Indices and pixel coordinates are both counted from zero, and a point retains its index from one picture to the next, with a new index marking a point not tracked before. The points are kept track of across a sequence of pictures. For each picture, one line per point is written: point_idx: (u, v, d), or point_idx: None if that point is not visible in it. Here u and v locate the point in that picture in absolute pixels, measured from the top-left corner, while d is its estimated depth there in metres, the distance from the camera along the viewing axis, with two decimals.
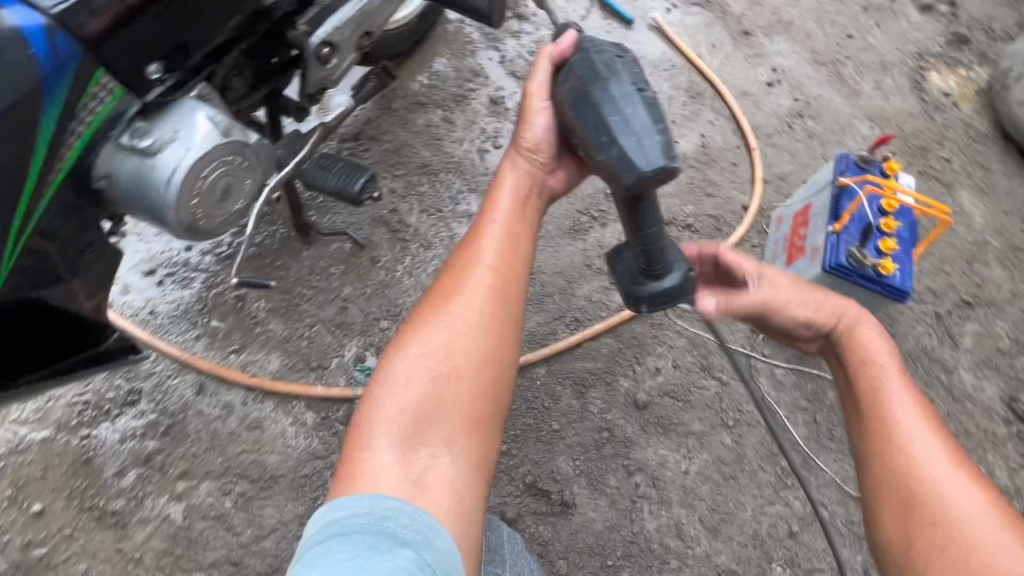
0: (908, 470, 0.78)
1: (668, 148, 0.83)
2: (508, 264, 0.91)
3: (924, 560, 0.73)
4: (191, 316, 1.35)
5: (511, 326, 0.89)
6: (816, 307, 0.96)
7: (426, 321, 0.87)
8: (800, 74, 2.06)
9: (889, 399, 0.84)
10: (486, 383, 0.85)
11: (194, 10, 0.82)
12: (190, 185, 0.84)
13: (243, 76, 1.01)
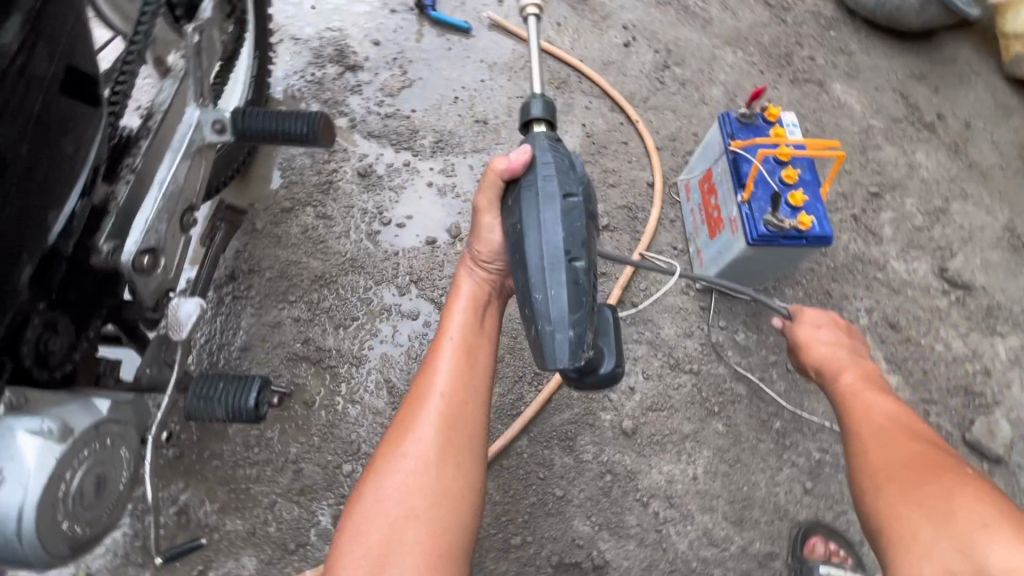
0: (869, 435, 0.93)
1: (576, 352, 0.81)
2: (458, 389, 0.89)
3: (892, 498, 0.82)
4: (136, 557, 1.19)
5: (471, 457, 0.86)
6: (829, 338, 1.18)
7: (387, 456, 0.85)
8: (651, 22, 2.01)
9: (851, 383, 1.07)
10: (451, 517, 0.82)
11: None
12: (55, 508, 0.70)
13: (62, 326, 0.82)
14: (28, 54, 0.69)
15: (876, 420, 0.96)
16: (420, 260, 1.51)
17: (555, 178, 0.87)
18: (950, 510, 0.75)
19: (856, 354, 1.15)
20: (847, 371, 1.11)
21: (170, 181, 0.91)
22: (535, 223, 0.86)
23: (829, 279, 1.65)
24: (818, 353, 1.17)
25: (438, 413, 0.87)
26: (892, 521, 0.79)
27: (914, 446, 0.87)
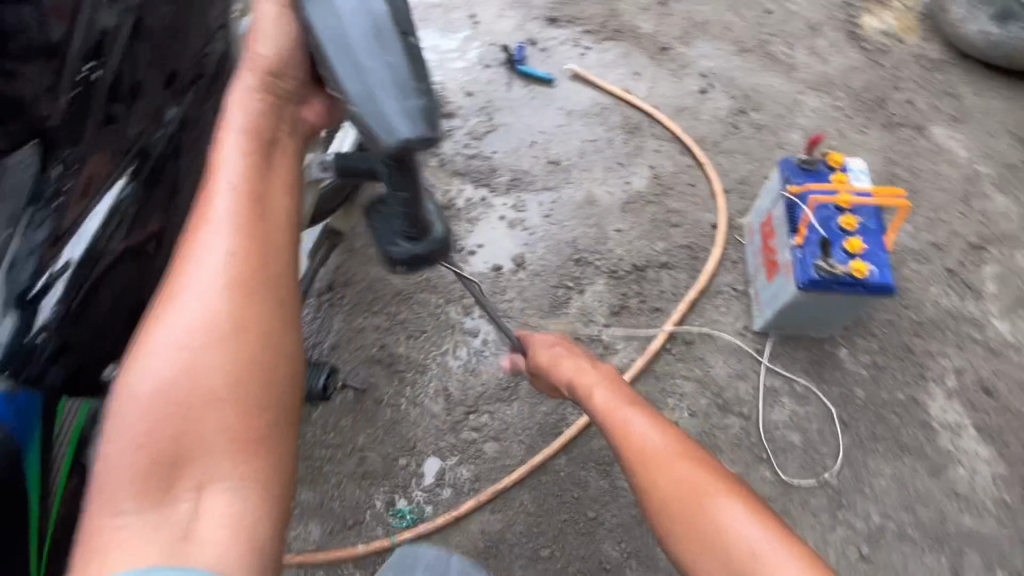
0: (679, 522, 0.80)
1: (411, 116, 0.70)
2: (252, 251, 0.68)
3: (686, 524, 0.80)
4: None
5: (280, 303, 0.69)
6: (575, 370, 1.10)
7: (150, 330, 0.64)
8: (730, 69, 2.06)
9: (651, 449, 0.87)
10: (252, 396, 0.64)
11: (140, 282, 0.89)
12: None
13: None
14: (202, 113, 0.99)
15: (676, 519, 0.81)
16: (486, 284, 1.69)
17: None
18: (709, 502, 0.80)
19: (612, 375, 1.08)
20: (614, 404, 0.98)
21: None
22: (346, 2, 0.73)
23: (912, 334, 1.52)
24: (593, 402, 1.01)
25: (227, 260, 0.67)
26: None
27: (699, 493, 0.81)
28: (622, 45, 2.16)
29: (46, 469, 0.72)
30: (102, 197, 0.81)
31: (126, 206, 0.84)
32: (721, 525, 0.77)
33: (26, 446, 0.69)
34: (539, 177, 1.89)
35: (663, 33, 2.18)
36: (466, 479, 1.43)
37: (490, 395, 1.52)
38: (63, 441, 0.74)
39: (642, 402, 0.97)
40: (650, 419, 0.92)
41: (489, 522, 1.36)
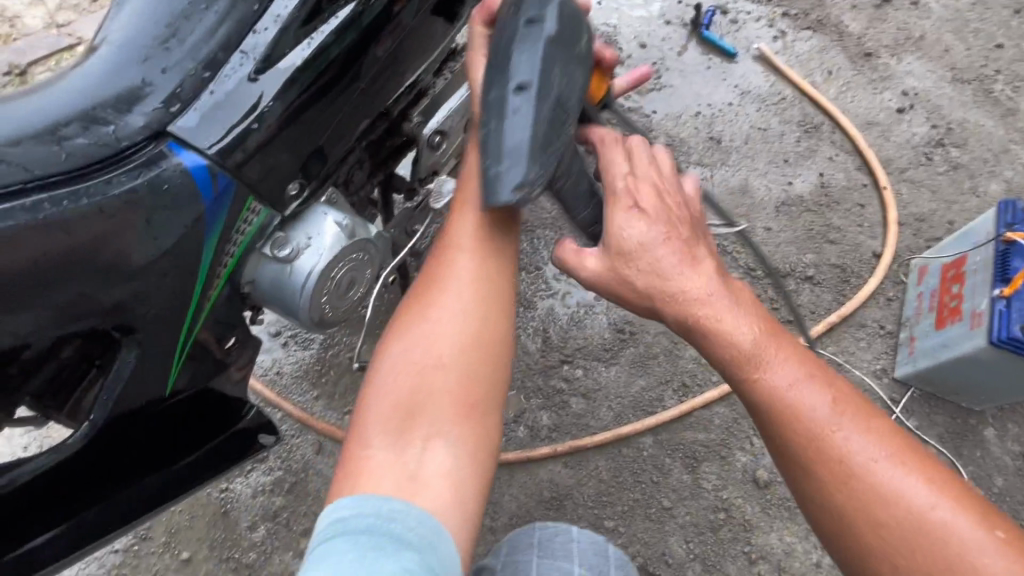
0: (809, 449, 0.67)
1: (516, 186, 0.71)
2: (495, 242, 0.83)
3: (867, 531, 0.65)
4: (312, 377, 1.44)
5: (507, 295, 0.81)
6: (662, 231, 0.73)
7: (410, 318, 0.78)
8: (938, 96, 1.83)
9: (765, 363, 0.70)
10: (477, 350, 0.76)
11: (330, 113, 0.84)
12: (323, 286, 0.88)
13: (363, 168, 1.05)
14: None
15: (802, 450, 0.68)
16: None
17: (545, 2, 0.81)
18: (881, 484, 0.65)
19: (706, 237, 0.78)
20: (704, 289, 0.73)
21: None
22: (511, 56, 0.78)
23: None
24: (669, 281, 0.73)
25: (472, 261, 0.81)
26: (870, 544, 0.64)
27: (835, 416, 0.68)
28: (821, 39, 1.96)
29: (216, 257, 0.78)
30: (340, 9, 0.82)
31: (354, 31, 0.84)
32: (886, 495, 0.64)
33: (209, 222, 0.74)
34: (695, 151, 1.75)
35: (871, 37, 1.96)
36: (544, 425, 1.36)
37: (590, 352, 1.44)
38: (237, 237, 0.79)
39: (738, 288, 0.75)
40: (756, 315, 0.73)
41: (558, 474, 1.31)
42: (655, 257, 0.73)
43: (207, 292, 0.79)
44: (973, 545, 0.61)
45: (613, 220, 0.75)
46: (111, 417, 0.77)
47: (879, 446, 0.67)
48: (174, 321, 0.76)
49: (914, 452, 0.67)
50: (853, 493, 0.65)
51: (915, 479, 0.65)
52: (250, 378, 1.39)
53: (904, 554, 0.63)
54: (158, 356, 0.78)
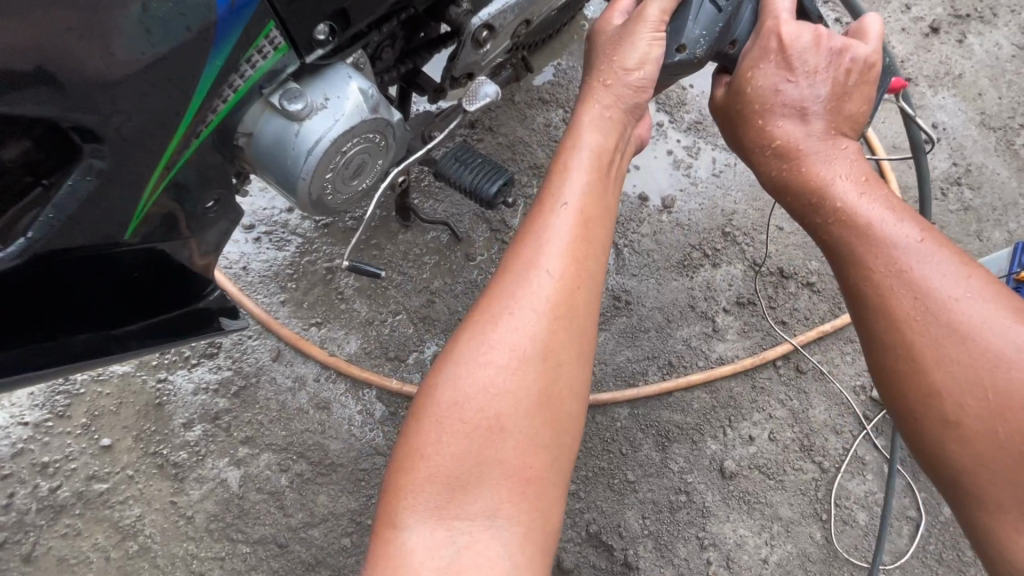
0: (894, 286, 0.70)
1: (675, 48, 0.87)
2: (574, 279, 0.70)
3: (937, 367, 0.67)
4: (281, 280, 1.31)
5: (587, 334, 0.70)
6: (789, 79, 0.82)
7: (470, 345, 0.67)
8: (964, 136, 1.82)
9: (856, 204, 0.75)
10: (539, 414, 0.66)
11: None
12: (331, 158, 0.75)
13: (394, 47, 0.93)
14: None
15: (880, 290, 0.70)
16: (625, 207, 1.51)
17: None
18: (965, 324, 0.66)
19: (840, 87, 0.82)
20: (809, 136, 0.80)
21: None
22: None
23: None
24: (783, 131, 0.81)
25: (550, 295, 0.69)
26: (933, 382, 0.67)
27: (926, 254, 0.70)
28: None
29: (216, 85, 0.67)
30: None
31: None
32: (966, 332, 0.66)
33: (217, 41, 0.64)
34: None
35: (913, 64, 1.93)
36: None
37: None
38: (244, 71, 0.69)
39: (849, 142, 0.81)
40: (858, 164, 0.79)
41: None
42: (781, 104, 0.82)
43: (195, 127, 0.68)
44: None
45: (746, 66, 0.85)
46: (63, 246, 0.66)
47: (969, 290, 0.68)
48: (148, 146, 0.65)
49: (1008, 299, 0.68)
50: (924, 331, 0.68)
51: (1003, 325, 0.66)
52: (216, 270, 1.25)
53: (968, 391, 0.65)
54: (124, 187, 0.66)
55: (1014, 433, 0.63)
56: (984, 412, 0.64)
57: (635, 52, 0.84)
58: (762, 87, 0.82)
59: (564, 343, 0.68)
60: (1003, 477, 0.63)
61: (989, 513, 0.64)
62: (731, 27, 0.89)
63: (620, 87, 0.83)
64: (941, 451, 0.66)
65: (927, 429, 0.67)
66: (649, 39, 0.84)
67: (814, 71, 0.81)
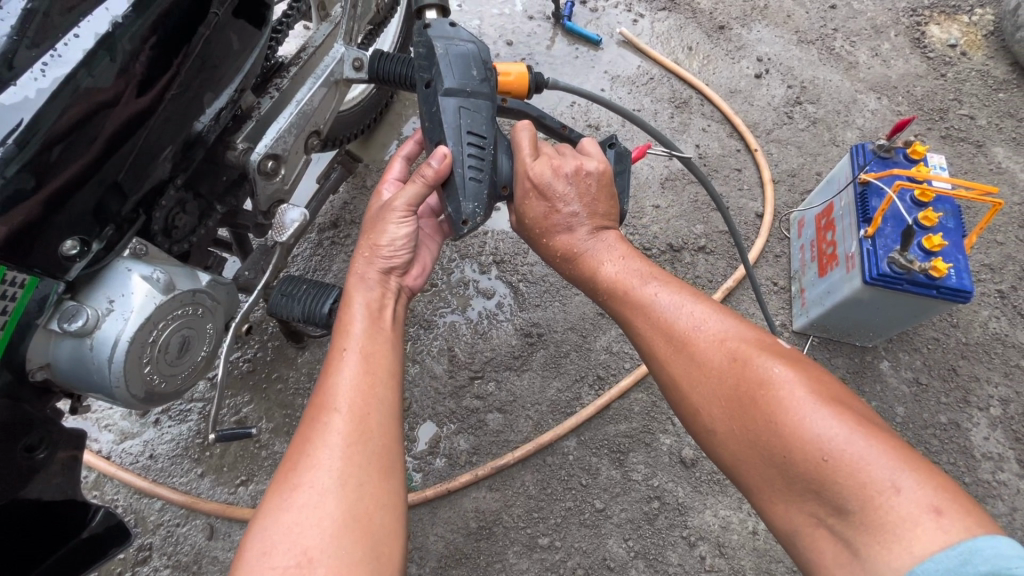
0: (649, 333, 0.81)
1: (461, 221, 0.88)
2: (359, 412, 0.69)
3: (691, 388, 0.76)
4: (193, 453, 1.26)
5: (381, 465, 0.67)
6: (548, 207, 0.90)
7: (275, 497, 0.64)
8: (789, 58, 1.92)
9: (613, 276, 0.87)
10: (342, 556, 0.60)
11: (105, 167, 0.70)
12: (142, 353, 0.73)
13: (189, 211, 0.88)
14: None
15: (644, 340, 0.82)
16: (508, 244, 1.53)
17: (475, 107, 0.91)
18: (698, 351, 0.77)
19: (587, 199, 0.91)
20: (576, 237, 0.91)
21: (306, 102, 0.97)
22: (457, 126, 0.89)
23: (959, 355, 1.40)
24: (560, 241, 0.91)
25: (341, 428, 0.68)
26: (691, 400, 0.76)
27: (662, 301, 0.82)
28: (677, 17, 2.01)
29: None
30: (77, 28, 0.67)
31: (124, 42, 0.69)
32: (703, 356, 0.76)
33: None
34: None
35: (721, 11, 2.03)
36: (463, 450, 1.27)
37: (499, 363, 1.37)
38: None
39: (609, 232, 0.92)
40: (618, 245, 0.90)
41: (484, 500, 1.21)
42: (554, 223, 0.91)
43: None
44: (765, 378, 0.70)
45: (519, 206, 0.92)
46: None
47: (701, 321, 0.78)
48: None
49: (729, 322, 0.78)
50: (679, 360, 0.78)
51: (726, 343, 0.76)
52: (89, 452, 1.20)
53: (713, 403, 0.73)
54: None
55: (749, 428, 0.69)
56: (729, 418, 0.72)
57: (387, 232, 0.86)
58: (536, 220, 0.92)
59: (357, 476, 0.65)
60: (757, 469, 0.68)
61: (768, 503, 0.68)
62: (496, 177, 0.91)
63: (375, 266, 0.86)
64: (719, 460, 0.74)
65: (705, 444, 0.75)
66: (400, 221, 0.87)
67: (569, 196, 0.90)
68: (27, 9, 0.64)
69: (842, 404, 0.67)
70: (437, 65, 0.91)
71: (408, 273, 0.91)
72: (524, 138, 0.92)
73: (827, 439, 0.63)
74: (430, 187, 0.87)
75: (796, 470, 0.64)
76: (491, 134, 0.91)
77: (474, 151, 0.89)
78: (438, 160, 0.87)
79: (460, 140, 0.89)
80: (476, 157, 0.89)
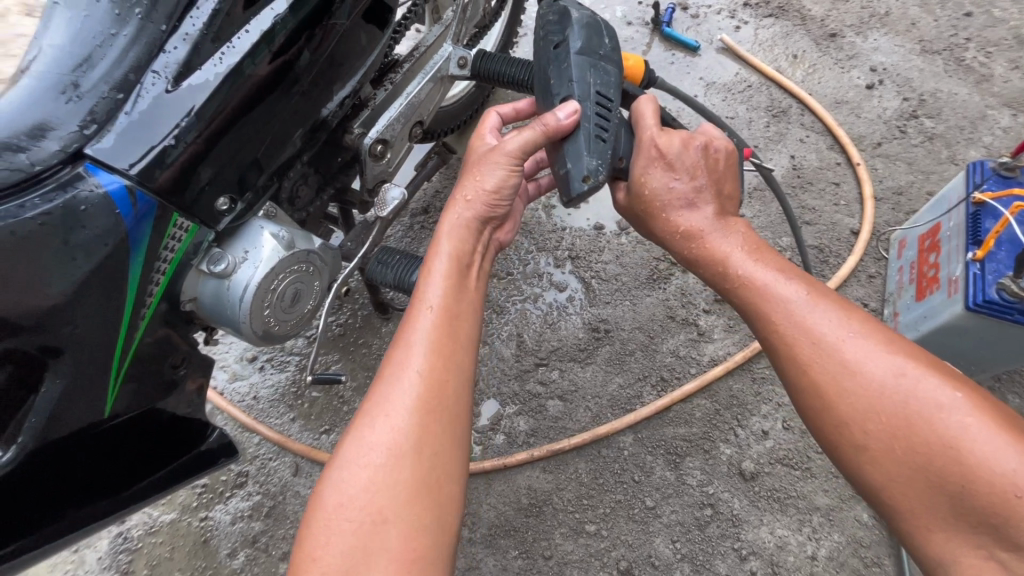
0: (795, 336, 0.78)
1: (580, 178, 0.95)
2: (433, 384, 0.77)
3: (843, 398, 0.74)
4: (289, 399, 1.44)
5: (447, 434, 0.76)
6: (670, 178, 0.94)
7: (350, 452, 0.74)
8: (908, 69, 1.79)
9: (748, 266, 0.86)
10: (416, 515, 0.71)
11: (253, 142, 0.85)
12: (264, 297, 0.87)
13: (308, 184, 1.04)
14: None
15: (785, 340, 0.79)
16: (584, 240, 1.57)
17: (603, 78, 1.02)
18: (856, 361, 0.74)
19: (714, 178, 0.94)
20: (701, 216, 0.93)
21: (415, 94, 1.08)
22: (582, 88, 1.00)
23: None
24: (683, 219, 0.93)
25: (416, 396, 0.76)
26: (840, 410, 0.74)
27: (811, 305, 0.79)
28: (784, 24, 1.94)
29: (145, 274, 0.76)
30: (251, 21, 0.80)
31: (281, 35, 0.83)
32: (861, 367, 0.74)
33: (133, 245, 0.73)
34: None
35: (835, 18, 1.93)
36: (522, 431, 1.33)
37: (565, 353, 1.42)
38: (167, 254, 0.78)
39: (736, 219, 0.94)
40: (746, 235, 0.91)
41: (537, 480, 1.26)
42: (676, 198, 0.94)
43: (139, 310, 0.78)
44: (934, 401, 0.69)
45: (637, 175, 0.96)
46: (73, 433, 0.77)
47: (855, 332, 0.76)
48: (98, 342, 0.73)
49: (883, 336, 0.76)
50: (828, 367, 0.75)
51: (889, 356, 0.74)
52: (213, 392, 1.40)
53: (870, 420, 0.72)
54: (91, 381, 0.75)
55: (917, 451, 0.68)
56: (889, 437, 0.70)
57: (493, 176, 0.94)
58: (658, 191, 0.95)
59: (431, 444, 0.74)
60: (919, 492, 0.68)
61: (919, 528, 0.68)
62: (617, 146, 0.98)
63: (477, 210, 0.93)
64: (859, 475, 0.73)
65: (844, 457, 0.74)
66: (507, 167, 0.94)
67: (698, 170, 0.94)
68: (215, 10, 0.77)
69: (1013, 433, 0.67)
70: (571, 31, 1.04)
71: (501, 226, 1.01)
72: (647, 111, 0.98)
73: (1020, 477, 0.63)
74: (545, 139, 0.95)
75: (971, 503, 0.65)
76: (616, 103, 1.01)
77: (599, 116, 0.98)
78: (557, 120, 0.94)
79: (589, 99, 0.99)
80: (598, 120, 0.97)
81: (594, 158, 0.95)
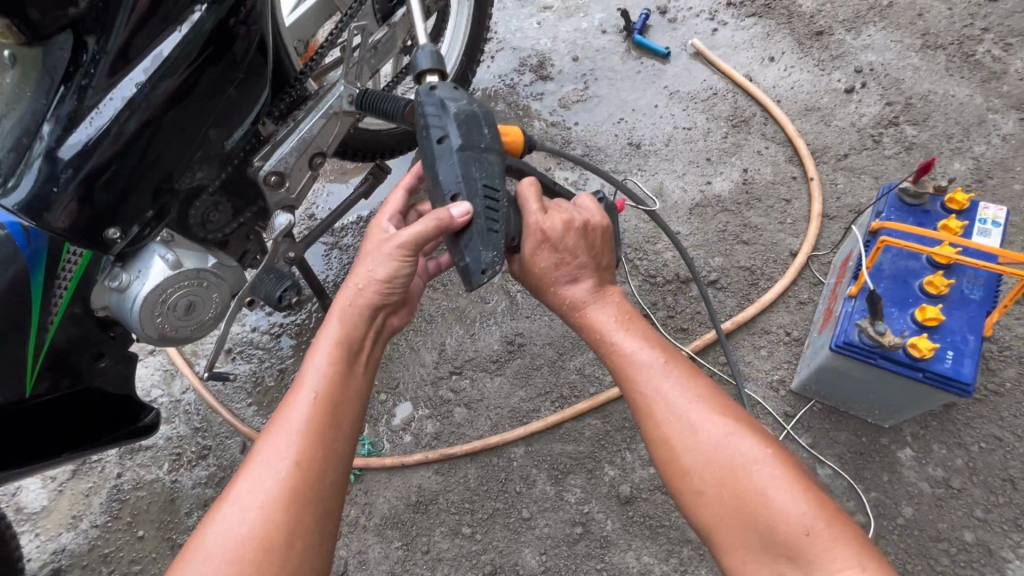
0: (648, 399, 0.85)
1: (483, 272, 0.92)
2: (311, 469, 0.78)
3: (684, 457, 0.80)
4: (249, 388, 1.67)
5: (320, 523, 0.77)
6: (558, 260, 0.96)
7: (219, 541, 0.73)
8: (900, 68, 1.60)
9: (620, 339, 0.91)
10: None
11: (134, 185, 1.02)
12: (156, 307, 1.07)
13: (221, 210, 1.17)
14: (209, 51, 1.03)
15: (644, 400, 0.85)
16: None
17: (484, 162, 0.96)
18: (693, 421, 0.81)
19: (593, 253, 0.98)
20: (581, 289, 0.97)
21: (307, 131, 1.21)
22: (468, 177, 0.95)
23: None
24: (569, 292, 0.97)
25: (292, 483, 0.76)
26: (683, 465, 0.79)
27: (664, 371, 0.86)
28: (766, 23, 1.81)
29: (48, 286, 0.99)
30: (115, 90, 0.96)
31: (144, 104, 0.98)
32: (697, 426, 0.80)
33: (32, 264, 0.96)
34: (611, 158, 1.69)
35: (826, 13, 1.76)
36: (427, 433, 1.43)
37: (478, 363, 1.50)
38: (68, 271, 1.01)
39: (611, 287, 0.99)
40: (620, 305, 0.97)
41: (428, 480, 1.36)
42: (562, 274, 0.97)
43: (48, 313, 1.01)
44: (750, 458, 0.76)
45: (528, 256, 0.97)
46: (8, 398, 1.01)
47: (696, 395, 0.83)
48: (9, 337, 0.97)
49: (719, 398, 0.83)
50: (672, 424, 0.82)
51: (720, 417, 0.80)
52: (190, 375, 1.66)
53: (703, 474, 0.78)
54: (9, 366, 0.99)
55: (736, 503, 0.74)
56: (719, 489, 0.76)
57: (382, 266, 0.92)
58: (547, 268, 0.97)
59: (303, 533, 0.75)
60: (738, 532, 0.73)
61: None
62: (509, 228, 0.95)
63: (369, 299, 0.93)
64: (696, 521, 0.78)
65: (685, 507, 0.79)
66: (400, 259, 0.92)
67: (581, 248, 0.97)
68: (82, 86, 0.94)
69: (811, 484, 0.74)
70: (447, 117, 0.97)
71: (395, 314, 1.01)
72: (529, 194, 0.98)
73: (807, 518, 0.70)
74: (440, 233, 0.91)
75: (774, 541, 0.71)
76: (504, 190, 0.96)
77: (491, 206, 0.94)
78: (449, 215, 0.90)
79: (475, 189, 0.94)
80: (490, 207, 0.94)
81: (489, 253, 0.92)
